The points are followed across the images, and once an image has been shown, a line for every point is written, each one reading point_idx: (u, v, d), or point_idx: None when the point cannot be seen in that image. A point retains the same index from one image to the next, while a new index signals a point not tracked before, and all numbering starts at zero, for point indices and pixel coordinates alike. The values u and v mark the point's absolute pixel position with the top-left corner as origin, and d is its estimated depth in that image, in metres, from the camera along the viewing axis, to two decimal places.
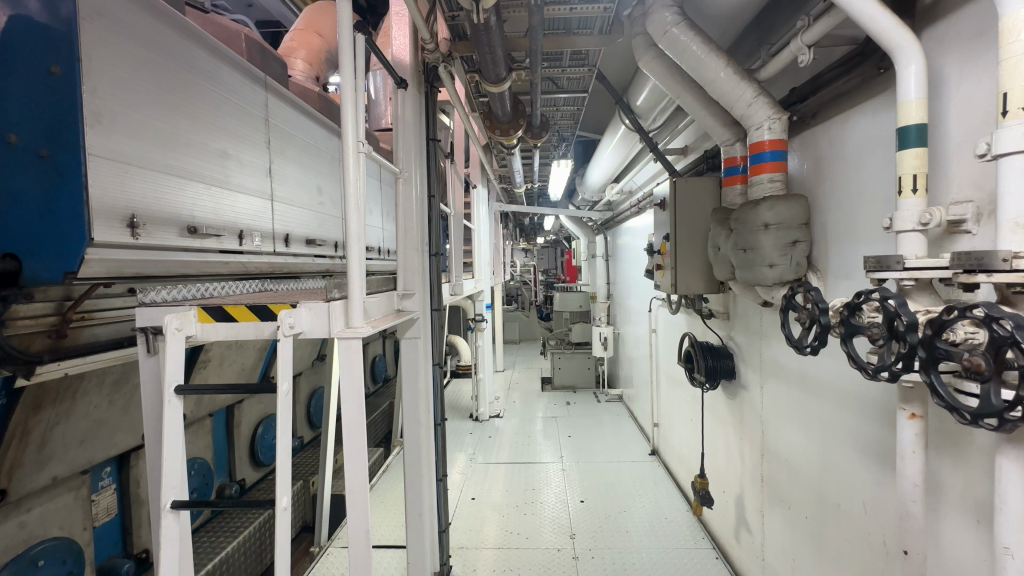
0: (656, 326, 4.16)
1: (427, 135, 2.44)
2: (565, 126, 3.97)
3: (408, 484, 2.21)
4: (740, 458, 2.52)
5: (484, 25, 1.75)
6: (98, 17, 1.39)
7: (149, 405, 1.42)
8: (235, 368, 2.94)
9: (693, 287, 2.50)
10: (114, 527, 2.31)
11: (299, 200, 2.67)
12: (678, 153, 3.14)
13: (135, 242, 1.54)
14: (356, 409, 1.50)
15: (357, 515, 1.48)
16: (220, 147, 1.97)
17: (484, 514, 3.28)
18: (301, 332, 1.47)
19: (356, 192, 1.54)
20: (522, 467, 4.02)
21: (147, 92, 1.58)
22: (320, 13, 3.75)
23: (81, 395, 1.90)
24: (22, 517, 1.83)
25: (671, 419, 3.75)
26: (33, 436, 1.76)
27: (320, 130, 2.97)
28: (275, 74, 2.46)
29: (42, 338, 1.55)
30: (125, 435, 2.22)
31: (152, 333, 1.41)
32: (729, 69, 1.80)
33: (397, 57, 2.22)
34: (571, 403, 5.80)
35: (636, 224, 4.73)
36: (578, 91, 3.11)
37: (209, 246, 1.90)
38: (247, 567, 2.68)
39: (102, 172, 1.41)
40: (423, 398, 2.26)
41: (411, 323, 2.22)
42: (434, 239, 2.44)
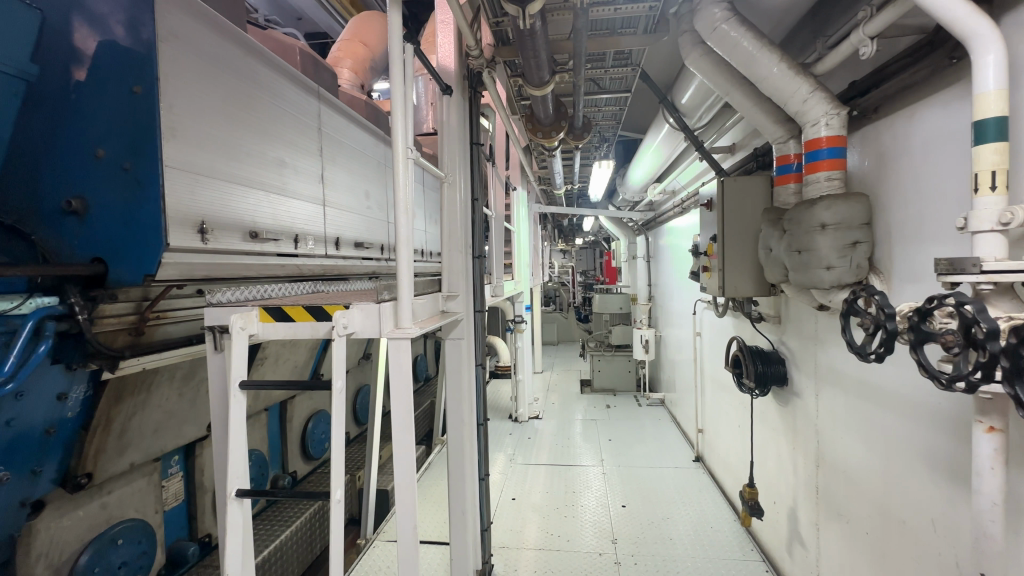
0: (700, 329, 4.05)
1: (470, 140, 2.48)
2: (607, 126, 3.93)
3: (452, 482, 2.25)
4: (793, 468, 2.42)
5: (530, 30, 1.77)
6: (173, 38, 1.50)
7: (216, 398, 1.53)
8: (290, 365, 3.09)
9: (742, 290, 2.42)
10: (182, 511, 2.47)
11: (348, 205, 2.78)
12: (726, 151, 3.05)
13: (205, 246, 1.65)
14: (404, 407, 1.55)
15: (406, 511, 1.53)
16: (278, 156, 2.09)
17: (525, 515, 3.29)
18: (352, 332, 1.53)
19: (406, 197, 1.59)
20: (562, 469, 4.01)
21: (216, 108, 1.70)
22: (365, 25, 3.90)
23: (154, 388, 2.05)
24: (103, 499, 1.99)
25: (717, 426, 3.63)
26: (115, 425, 1.92)
27: (368, 137, 3.09)
28: (326, 84, 2.58)
29: (124, 335, 1.69)
30: (193, 426, 2.38)
31: (219, 331, 1.51)
32: (784, 64, 1.74)
33: (442, 64, 2.26)
34: (611, 406, 5.72)
35: (680, 224, 4.63)
36: (620, 90, 3.08)
37: (268, 250, 2.01)
38: (300, 556, 2.81)
39: (177, 183, 1.52)
40: (467, 397, 2.31)
41: (455, 324, 2.27)
42: (477, 241, 2.48)
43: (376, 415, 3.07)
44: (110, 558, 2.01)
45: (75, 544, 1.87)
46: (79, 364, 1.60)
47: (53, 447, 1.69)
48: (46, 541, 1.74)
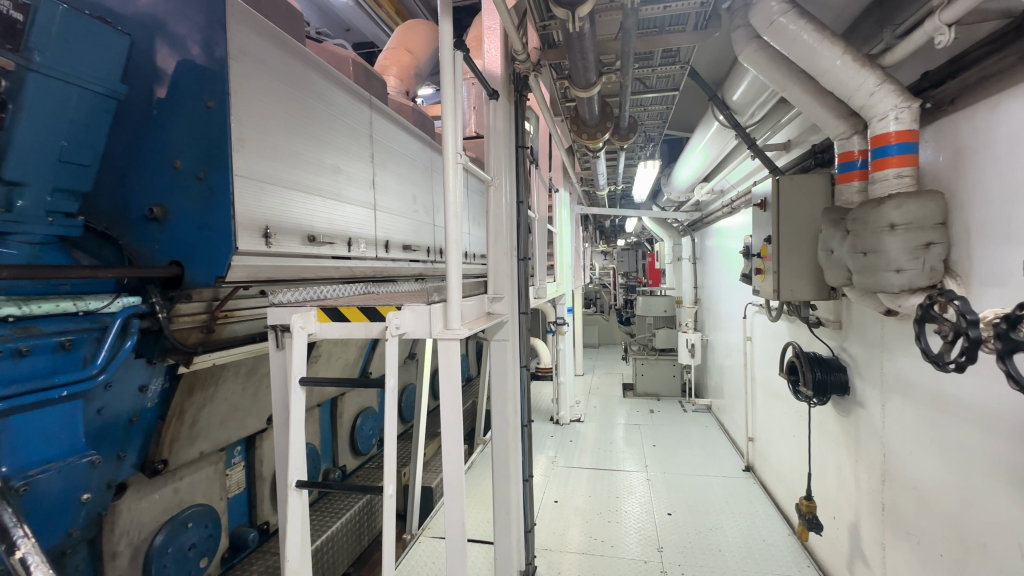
0: (752, 333, 3.90)
1: (516, 143, 2.49)
2: (652, 125, 3.86)
3: (496, 482, 2.27)
4: (856, 482, 2.28)
5: (578, 33, 1.77)
6: (242, 55, 1.61)
7: (278, 392, 1.62)
8: (341, 363, 3.21)
9: (799, 293, 2.32)
10: (243, 499, 2.62)
11: (397, 209, 2.86)
12: (780, 148, 2.92)
13: (268, 250, 1.75)
14: (452, 407, 1.58)
15: (455, 509, 1.56)
16: (333, 163, 2.19)
17: (568, 518, 3.27)
18: (404, 332, 1.59)
19: (455, 201, 1.62)
20: (604, 473, 3.96)
21: (279, 119, 1.80)
22: (409, 34, 4.03)
23: (221, 382, 2.18)
24: (175, 484, 2.14)
25: (770, 435, 3.48)
26: (188, 415, 2.05)
27: (415, 142, 3.18)
28: (377, 93, 2.69)
29: (197, 332, 1.82)
30: (255, 419, 2.51)
31: (280, 330, 1.61)
32: (848, 56, 1.66)
33: (488, 69, 2.29)
34: (655, 411, 5.60)
35: (729, 224, 4.47)
36: (668, 89, 3.01)
37: (324, 253, 2.10)
38: (350, 547, 2.91)
39: (245, 191, 1.62)
40: (512, 398, 2.32)
41: (500, 326, 2.29)
42: (522, 244, 2.49)
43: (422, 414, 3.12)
44: (181, 540, 2.16)
45: (152, 525, 2.03)
46: (158, 358, 1.75)
47: (136, 433, 1.83)
48: (128, 521, 1.90)
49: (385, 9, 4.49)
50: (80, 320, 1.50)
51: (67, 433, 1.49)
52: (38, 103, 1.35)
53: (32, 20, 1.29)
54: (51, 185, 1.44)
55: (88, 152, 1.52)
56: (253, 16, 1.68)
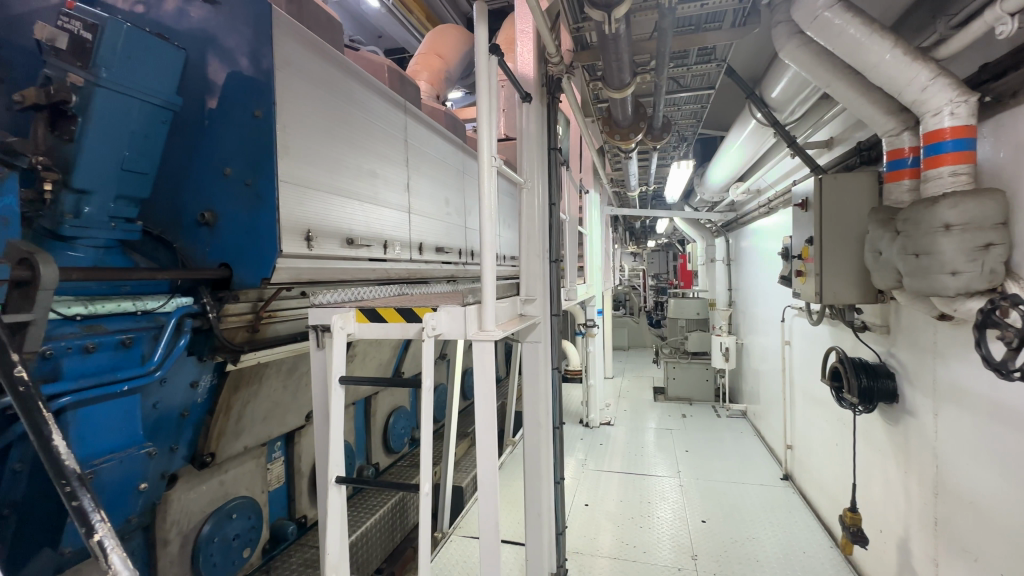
0: (790, 338, 3.77)
1: (548, 145, 2.49)
2: (686, 124, 3.79)
3: (528, 483, 2.27)
4: (905, 494, 2.18)
5: (614, 34, 1.76)
6: (287, 66, 1.68)
7: (318, 391, 1.68)
8: (375, 362, 3.28)
9: (843, 296, 2.24)
10: (282, 492, 2.70)
11: (430, 211, 2.91)
12: (822, 146, 2.82)
13: (310, 252, 1.81)
14: (486, 408, 1.59)
15: (489, 510, 1.57)
16: (371, 168, 2.25)
17: (598, 522, 3.24)
18: (440, 333, 1.62)
19: (490, 204, 1.64)
20: (635, 478, 3.90)
21: (321, 126, 1.87)
22: (440, 39, 4.13)
23: (264, 379, 2.25)
24: (221, 476, 2.24)
25: (811, 443, 3.36)
26: (235, 410, 2.13)
27: (447, 146, 3.22)
28: (411, 98, 2.74)
29: (243, 332, 1.91)
30: (295, 416, 2.58)
31: (320, 330, 1.67)
32: (898, 50, 1.60)
33: (521, 72, 2.31)
34: (687, 416, 5.48)
35: (767, 225, 4.34)
36: (703, 87, 2.96)
37: (361, 255, 2.16)
38: (383, 543, 2.97)
39: (289, 196, 1.69)
40: (544, 401, 2.32)
41: (532, 328, 2.29)
42: (555, 246, 2.49)
43: (454, 405, 3.13)
44: (226, 530, 2.24)
45: (200, 515, 2.12)
46: (209, 356, 1.84)
47: (187, 426, 1.93)
48: (178, 510, 2.00)
49: (416, 15, 4.58)
50: (139, 319, 1.60)
51: (128, 425, 1.58)
52: (105, 115, 1.44)
53: (100, 41, 1.40)
54: (115, 193, 1.53)
55: (147, 162, 1.60)
56: (298, 28, 1.76)
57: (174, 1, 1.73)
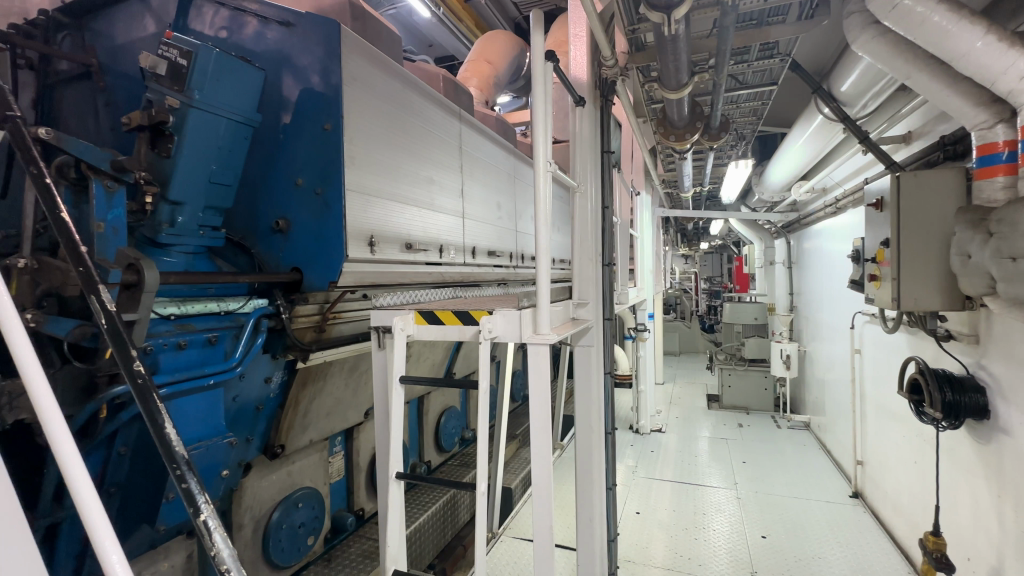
0: (861, 345, 3.54)
1: (601, 148, 2.48)
2: (744, 122, 3.64)
3: (579, 489, 2.26)
4: (998, 520, 1.99)
5: (673, 35, 1.74)
6: (353, 81, 1.79)
7: (379, 389, 1.77)
8: (428, 363, 3.38)
9: (924, 303, 2.08)
10: (342, 485, 2.82)
11: (483, 216, 2.96)
12: (898, 140, 2.64)
13: (372, 256, 1.90)
14: (541, 411, 1.59)
15: (544, 513, 1.59)
16: (428, 175, 2.33)
17: (650, 531, 3.17)
18: (496, 336, 1.66)
19: (545, 209, 1.65)
20: (688, 487, 3.78)
21: (383, 136, 1.97)
22: (488, 46, 4.24)
23: (329, 376, 2.37)
24: (289, 467, 2.38)
25: (885, 459, 3.12)
26: (302, 406, 2.26)
27: (499, 150, 3.27)
28: (464, 105, 2.82)
29: (311, 332, 2.03)
30: (355, 413, 2.69)
31: (382, 331, 1.75)
32: (992, 37, 1.49)
33: (575, 77, 2.31)
34: (744, 426, 5.25)
35: (834, 226, 4.09)
36: (764, 84, 2.84)
37: (419, 259, 2.24)
38: (435, 540, 3.04)
39: (355, 204, 1.79)
40: (596, 406, 2.31)
41: (584, 332, 2.28)
42: (608, 250, 2.47)
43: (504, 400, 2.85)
44: (293, 518, 2.37)
45: (270, 502, 2.27)
46: (281, 354, 1.97)
47: (261, 418, 2.07)
48: (252, 497, 2.15)
49: (466, 23, 4.68)
50: (223, 318, 1.74)
51: (212, 415, 1.72)
52: (196, 132, 1.58)
53: (194, 65, 1.53)
54: (203, 203, 1.68)
55: (230, 174, 1.74)
56: (364, 45, 1.87)
57: (253, 25, 1.87)
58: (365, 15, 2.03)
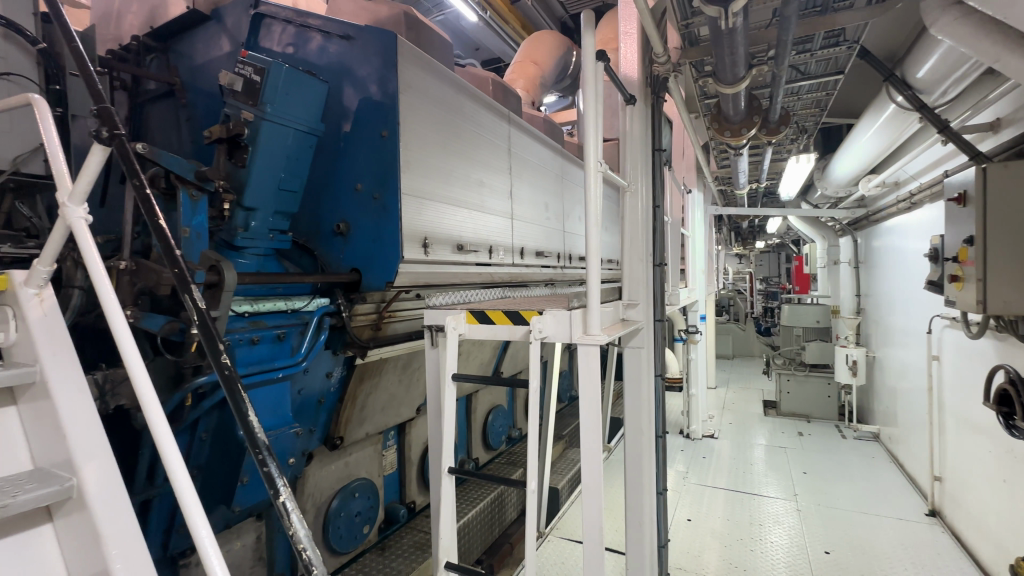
0: (940, 352, 3.26)
1: (652, 146, 2.43)
2: (806, 114, 3.46)
3: (629, 492, 2.23)
4: None
5: (730, 29, 1.69)
6: (409, 89, 1.87)
7: (432, 386, 1.83)
8: (477, 361, 3.44)
9: (1015, 306, 1.94)
10: (394, 478, 2.92)
11: (531, 217, 2.99)
12: (984, 128, 2.42)
13: (426, 257, 1.97)
14: (591, 413, 1.58)
15: (593, 514, 1.58)
16: (479, 177, 2.38)
17: (702, 539, 3.08)
18: (545, 336, 1.67)
19: (596, 209, 1.64)
20: (742, 496, 3.64)
21: (436, 141, 2.04)
22: (535, 47, 4.26)
23: (384, 373, 2.47)
24: (346, 458, 2.50)
25: (968, 476, 2.87)
26: (359, 401, 2.36)
27: (547, 151, 3.28)
28: (513, 107, 2.85)
29: (368, 329, 2.16)
30: (407, 408, 2.78)
31: (435, 330, 1.81)
32: None
33: (625, 74, 2.29)
34: (804, 434, 4.97)
35: (909, 222, 3.79)
36: (829, 73, 2.69)
37: (470, 260, 2.30)
38: (483, 536, 3.09)
39: (410, 207, 1.87)
40: (646, 408, 2.27)
41: (634, 333, 2.25)
42: (658, 249, 2.42)
43: (553, 400, 2.86)
44: (351, 507, 2.48)
45: (329, 490, 2.40)
46: (341, 350, 2.08)
47: (323, 411, 2.19)
48: (313, 485, 2.28)
49: (512, 25, 4.72)
50: (289, 316, 1.84)
51: (278, 406, 1.85)
52: (268, 143, 1.70)
53: (266, 81, 1.65)
54: (274, 209, 1.81)
55: (297, 181, 1.86)
56: (419, 54, 1.95)
57: (317, 40, 1.99)
58: (419, 25, 2.12)
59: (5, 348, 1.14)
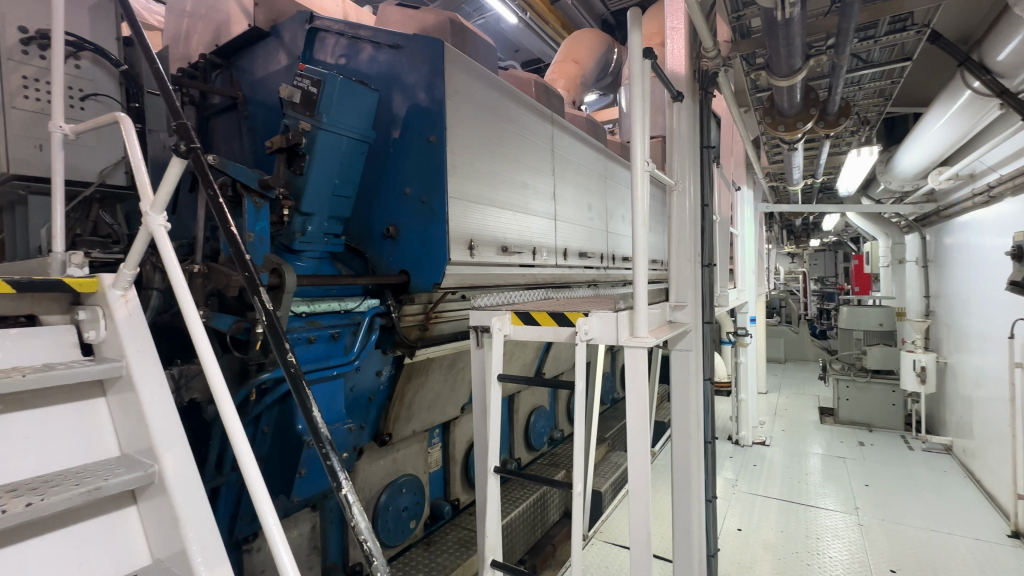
0: None
1: (700, 143, 2.36)
2: (869, 104, 3.25)
3: (677, 498, 2.17)
4: None
5: (787, 18, 1.62)
6: (455, 94, 1.91)
7: (477, 385, 1.86)
8: (520, 362, 3.46)
9: None
10: (440, 475, 2.98)
11: (574, 218, 2.97)
12: None
13: (472, 259, 2.00)
14: (638, 417, 1.56)
15: (640, 519, 1.56)
16: (523, 179, 2.40)
17: (754, 550, 2.96)
18: (591, 338, 1.67)
19: (643, 209, 1.62)
20: (796, 507, 3.47)
21: (481, 145, 2.07)
22: (574, 46, 4.25)
23: (430, 372, 2.53)
24: (394, 454, 2.58)
25: None
26: (407, 399, 2.43)
27: (590, 151, 3.26)
28: (555, 108, 2.85)
29: (416, 329, 2.22)
30: (452, 407, 2.83)
31: (481, 330, 1.84)
32: None
33: (672, 70, 2.24)
34: (866, 444, 4.68)
35: (988, 217, 3.49)
36: (895, 60, 2.52)
37: (514, 262, 2.32)
38: (526, 536, 3.10)
39: (456, 211, 1.91)
40: (695, 413, 2.20)
41: (682, 335, 2.20)
42: (708, 249, 2.35)
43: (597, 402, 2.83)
44: (398, 502, 2.56)
45: (378, 485, 2.48)
46: (390, 350, 2.15)
47: (373, 408, 2.27)
48: (363, 479, 2.37)
49: (552, 25, 4.70)
50: (343, 316, 1.94)
51: (333, 403, 1.93)
52: (323, 151, 1.78)
53: (322, 92, 1.73)
54: (328, 214, 1.90)
55: (350, 186, 1.94)
56: (465, 60, 1.99)
57: (368, 50, 2.05)
58: (464, 30, 2.16)
59: (95, 344, 1.25)
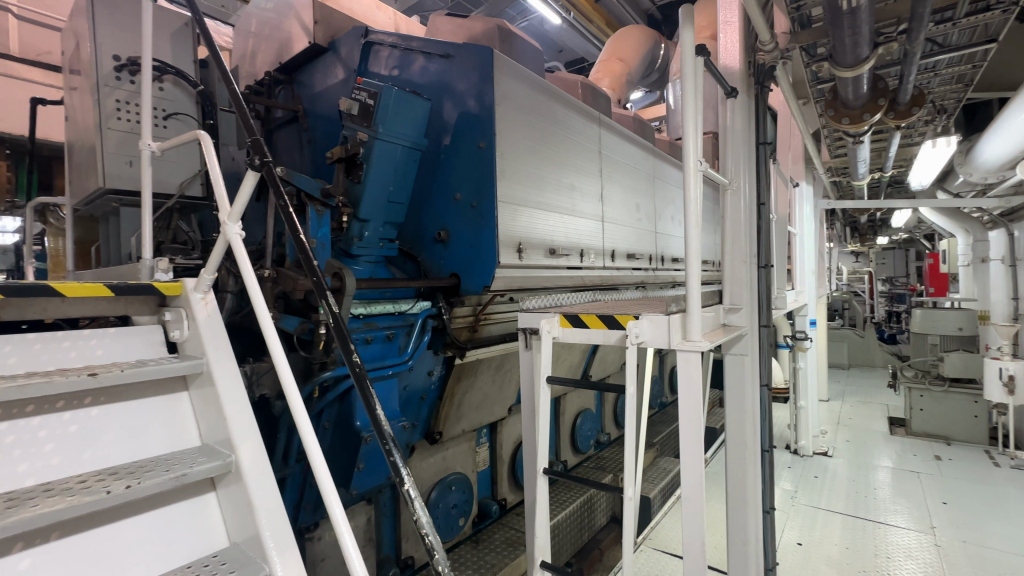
0: None
1: (755, 140, 2.28)
2: (946, 91, 3.01)
3: (732, 507, 2.09)
4: None
5: (854, 6, 1.54)
6: (504, 99, 1.95)
7: (526, 386, 1.87)
8: (566, 364, 3.45)
9: None
10: (487, 474, 3.02)
11: (622, 219, 2.94)
12: None
13: (521, 262, 2.03)
14: (691, 422, 1.52)
15: (695, 527, 1.52)
16: (570, 181, 2.40)
17: (816, 567, 2.81)
18: (643, 341, 1.64)
19: (696, 209, 1.58)
20: (863, 523, 3.25)
21: (529, 149, 2.09)
22: (619, 44, 4.19)
23: (479, 373, 2.58)
24: (444, 452, 2.64)
25: None
26: (456, 399, 2.48)
27: (638, 150, 3.21)
28: (602, 108, 2.83)
29: (466, 331, 2.27)
30: (500, 407, 2.87)
31: (530, 333, 1.85)
32: None
33: (726, 65, 2.17)
34: (943, 459, 4.32)
35: None
36: (977, 42, 2.32)
37: (562, 264, 2.32)
38: (573, 539, 3.09)
39: (506, 214, 1.94)
40: (752, 420, 2.12)
41: (737, 339, 2.13)
42: (764, 250, 2.26)
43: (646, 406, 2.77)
44: (448, 499, 2.62)
45: (429, 482, 2.55)
46: (441, 350, 2.21)
47: (424, 407, 2.34)
48: (415, 475, 2.45)
49: (597, 23, 4.66)
50: (397, 318, 2.01)
51: (388, 401, 2.01)
52: (380, 160, 1.86)
53: (379, 103, 1.81)
54: (384, 220, 1.98)
55: (404, 193, 2.01)
56: (513, 65, 2.02)
57: (419, 61, 2.13)
58: (511, 36, 2.19)
59: (179, 342, 1.37)
